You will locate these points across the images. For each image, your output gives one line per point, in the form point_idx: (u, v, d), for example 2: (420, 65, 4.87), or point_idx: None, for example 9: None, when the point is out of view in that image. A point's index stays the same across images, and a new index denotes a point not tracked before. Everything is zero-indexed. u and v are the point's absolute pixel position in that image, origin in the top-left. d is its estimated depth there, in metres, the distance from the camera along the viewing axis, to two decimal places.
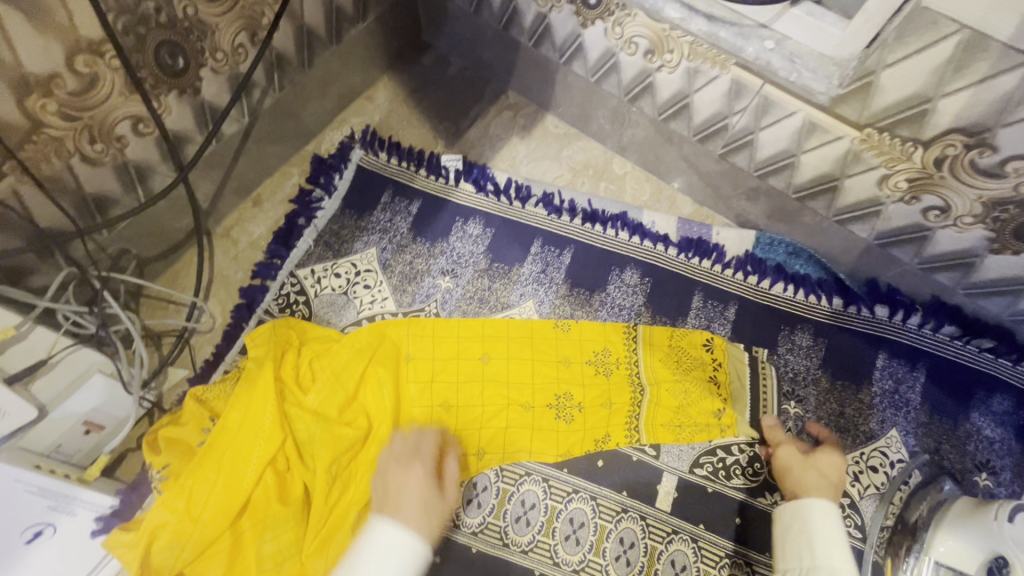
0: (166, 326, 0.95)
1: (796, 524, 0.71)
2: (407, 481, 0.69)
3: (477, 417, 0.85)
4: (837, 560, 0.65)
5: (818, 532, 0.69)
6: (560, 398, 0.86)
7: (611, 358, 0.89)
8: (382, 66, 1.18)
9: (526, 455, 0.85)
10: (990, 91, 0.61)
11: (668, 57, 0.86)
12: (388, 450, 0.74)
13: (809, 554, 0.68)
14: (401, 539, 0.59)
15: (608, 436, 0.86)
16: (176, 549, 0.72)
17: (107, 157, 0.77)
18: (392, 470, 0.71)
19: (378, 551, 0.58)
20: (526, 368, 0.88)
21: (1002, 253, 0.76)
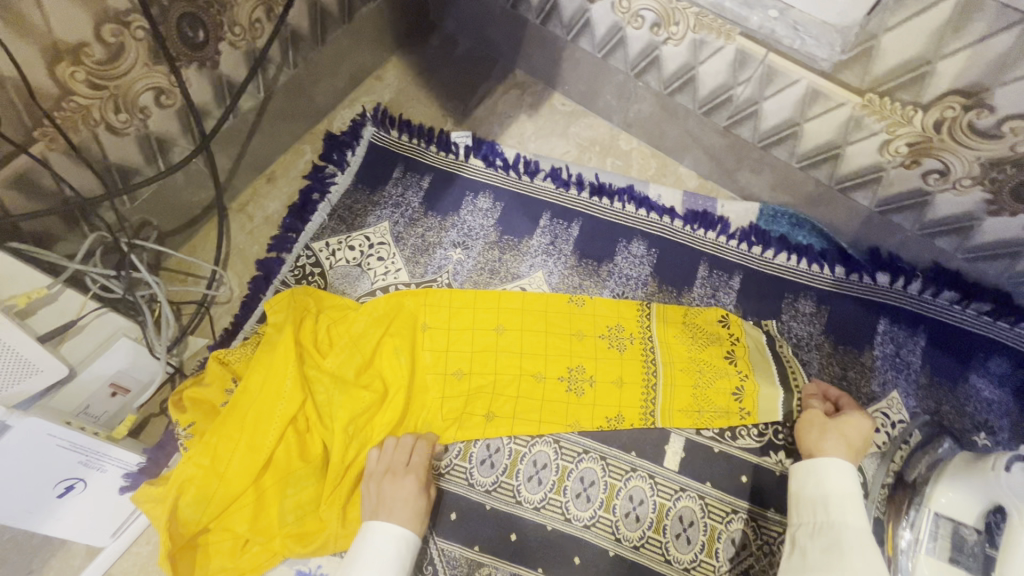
0: (186, 296, 0.97)
1: (814, 480, 0.72)
2: (402, 493, 0.75)
3: (489, 386, 0.87)
4: (853, 516, 0.67)
5: (832, 489, 0.70)
6: (572, 371, 0.88)
7: (625, 334, 0.91)
8: (392, 47, 1.20)
9: (538, 427, 0.86)
10: (987, 51, 0.63)
11: (673, 30, 0.88)
12: (381, 453, 0.80)
13: (824, 511, 0.69)
14: (392, 543, 0.72)
15: (620, 415, 0.87)
16: (203, 502, 0.75)
17: (131, 128, 0.80)
18: (386, 479, 0.77)
19: (370, 563, 0.70)
20: (539, 341, 0.90)
21: (1000, 215, 0.79)
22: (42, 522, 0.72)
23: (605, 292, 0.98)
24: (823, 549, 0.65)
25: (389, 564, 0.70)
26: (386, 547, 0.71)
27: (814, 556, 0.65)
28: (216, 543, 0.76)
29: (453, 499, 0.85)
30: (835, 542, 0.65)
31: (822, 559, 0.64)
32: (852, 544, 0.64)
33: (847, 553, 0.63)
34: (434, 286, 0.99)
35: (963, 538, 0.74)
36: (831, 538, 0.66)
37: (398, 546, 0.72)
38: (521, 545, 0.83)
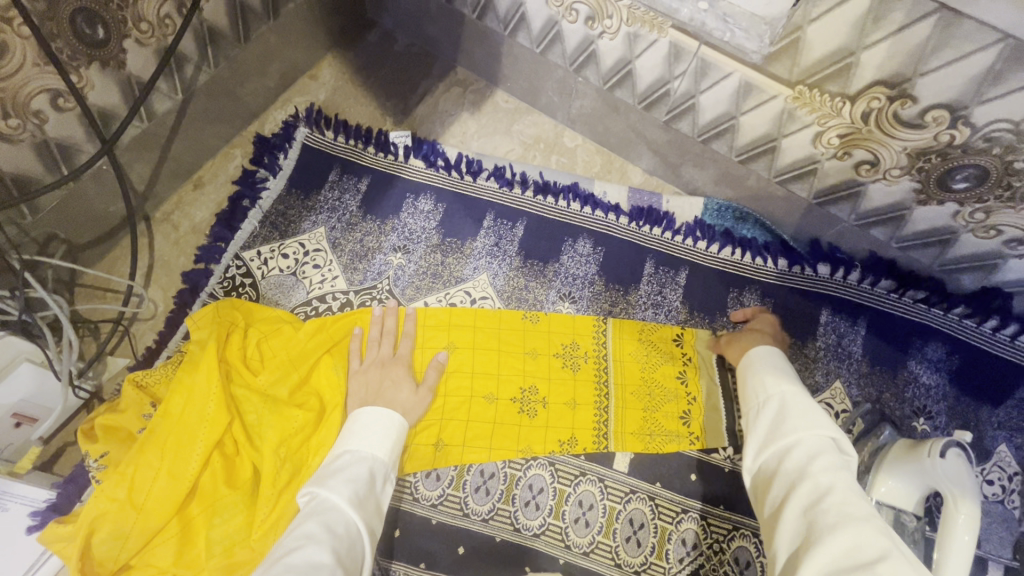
0: (104, 314, 0.90)
1: (758, 367, 0.75)
2: (390, 384, 0.80)
3: (437, 405, 0.84)
4: (786, 382, 0.71)
5: (777, 375, 0.73)
6: (524, 392, 0.86)
7: (580, 351, 0.90)
8: (326, 44, 1.15)
9: (487, 451, 0.83)
10: (906, 41, 0.63)
11: (608, 23, 0.87)
12: (365, 359, 0.84)
13: (763, 386, 0.72)
14: (386, 414, 0.74)
15: (574, 439, 0.84)
16: (120, 539, 0.69)
17: (24, 134, 0.73)
18: (374, 370, 0.82)
19: (362, 428, 0.72)
20: (491, 359, 0.88)
21: (929, 204, 0.80)
22: None
23: (552, 294, 0.96)
24: (769, 418, 0.68)
25: (381, 433, 0.72)
26: (379, 417, 0.73)
27: (764, 427, 0.67)
28: None
29: (396, 516, 0.82)
30: (779, 407, 0.68)
31: (770, 426, 0.67)
32: (801, 407, 0.66)
33: (793, 413, 0.65)
34: (374, 293, 0.94)
35: (904, 524, 0.77)
36: (781, 406, 0.67)
37: (391, 419, 0.74)
38: (471, 561, 0.80)
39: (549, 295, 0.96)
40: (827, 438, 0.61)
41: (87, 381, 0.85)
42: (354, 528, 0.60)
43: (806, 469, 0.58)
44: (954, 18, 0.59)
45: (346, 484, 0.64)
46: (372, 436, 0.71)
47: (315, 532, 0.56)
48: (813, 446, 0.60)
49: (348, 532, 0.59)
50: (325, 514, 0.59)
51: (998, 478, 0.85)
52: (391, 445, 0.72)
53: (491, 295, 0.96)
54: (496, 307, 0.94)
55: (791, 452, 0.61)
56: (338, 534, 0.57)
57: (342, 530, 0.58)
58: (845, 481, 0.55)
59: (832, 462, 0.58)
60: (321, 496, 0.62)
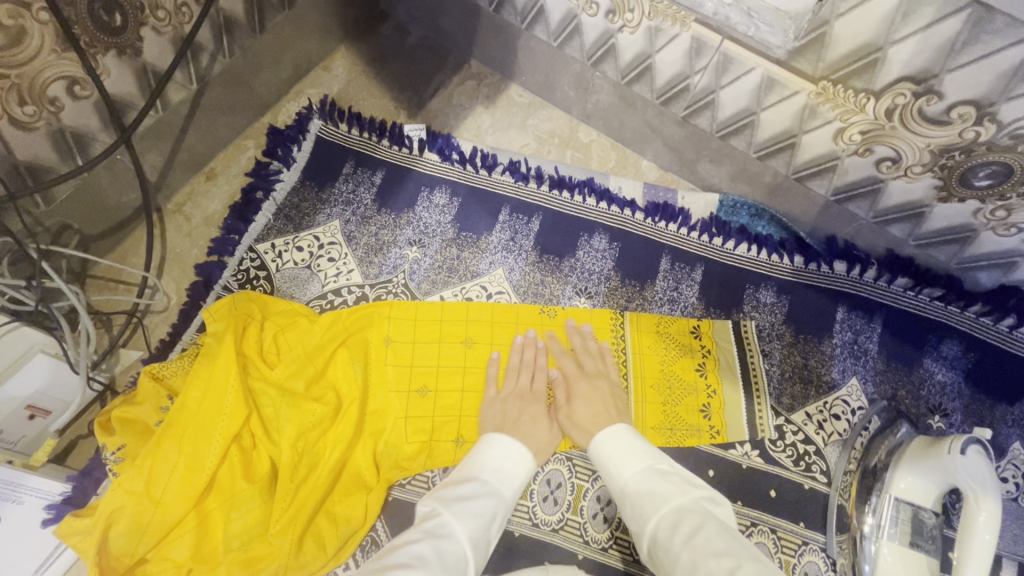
0: (117, 306, 0.89)
1: (602, 457, 0.68)
2: (528, 419, 0.77)
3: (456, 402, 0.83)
4: (626, 465, 0.65)
5: (618, 452, 0.67)
6: None
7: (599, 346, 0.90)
8: (339, 36, 1.14)
9: None
10: (936, 36, 0.63)
11: (629, 17, 0.86)
12: (503, 388, 0.82)
13: (613, 477, 0.66)
14: (523, 450, 0.69)
15: None
16: (137, 534, 0.69)
17: (40, 122, 0.72)
18: (515, 401, 0.80)
19: (496, 457, 0.68)
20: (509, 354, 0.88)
21: (950, 202, 0.80)
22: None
23: (568, 289, 0.96)
24: (631, 504, 0.62)
25: (510, 472, 0.67)
26: (513, 451, 0.68)
27: (630, 519, 0.61)
28: None
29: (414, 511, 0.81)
30: (635, 491, 0.62)
31: (635, 518, 0.60)
32: (653, 482, 0.62)
33: (651, 495, 0.60)
34: (390, 287, 0.94)
35: (922, 521, 0.79)
36: (636, 490, 0.62)
37: (525, 459, 0.68)
38: (487, 552, 0.80)
39: (565, 290, 0.96)
40: (679, 508, 0.57)
41: (100, 373, 0.84)
42: (465, 568, 0.55)
43: (676, 554, 0.53)
44: (985, 14, 0.59)
45: (469, 515, 0.59)
46: (506, 471, 0.67)
47: (425, 557, 0.52)
48: (674, 524, 0.55)
49: (458, 569, 0.54)
50: (440, 540, 0.55)
51: (1013, 476, 0.85)
52: (519, 485, 0.67)
53: (507, 290, 0.95)
54: (512, 301, 0.93)
55: (659, 539, 0.56)
56: (450, 568, 0.53)
57: (453, 564, 0.53)
58: (712, 555, 0.50)
59: (699, 537, 0.53)
60: (441, 518, 0.58)
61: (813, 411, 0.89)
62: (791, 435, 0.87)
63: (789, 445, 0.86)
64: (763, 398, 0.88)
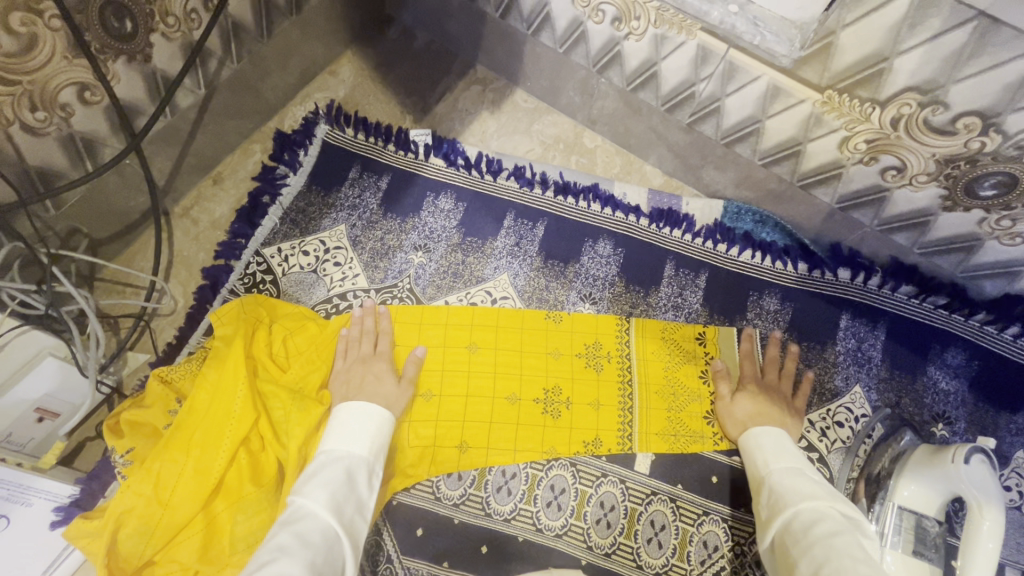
0: (124, 309, 0.90)
1: (751, 448, 0.79)
2: (373, 379, 0.79)
3: (460, 406, 0.85)
4: (777, 464, 0.75)
5: (773, 447, 0.77)
6: (547, 393, 0.86)
7: (603, 352, 0.90)
8: (346, 40, 1.15)
9: (511, 452, 0.83)
10: (942, 47, 0.63)
11: (635, 25, 0.86)
12: (346, 357, 0.82)
13: (765, 469, 0.76)
14: (369, 408, 0.73)
15: (598, 440, 0.85)
16: (145, 536, 0.69)
17: (51, 127, 0.73)
18: (356, 366, 0.81)
19: (341, 428, 0.71)
20: (514, 359, 0.88)
21: (955, 211, 0.80)
22: None
23: (572, 294, 0.96)
24: (770, 498, 0.71)
25: (360, 432, 0.71)
26: (361, 414, 0.73)
27: (767, 506, 0.70)
28: None
29: (419, 514, 0.82)
30: (778, 486, 0.71)
31: (770, 510, 0.69)
32: (800, 483, 0.70)
33: (792, 491, 0.69)
34: (395, 292, 0.94)
35: (925, 528, 0.79)
36: (781, 484, 0.71)
37: (373, 415, 0.73)
38: (491, 556, 0.80)
39: (569, 295, 0.96)
40: (817, 506, 0.65)
41: (108, 376, 0.84)
42: (330, 535, 0.57)
43: (807, 544, 0.60)
44: (992, 26, 0.59)
45: (321, 488, 0.62)
46: (350, 436, 0.70)
47: (289, 546, 0.54)
48: (811, 520, 0.63)
49: (323, 540, 0.56)
50: (299, 522, 0.58)
51: (1016, 484, 0.85)
52: (373, 444, 0.71)
53: (511, 295, 0.96)
54: (517, 306, 0.94)
55: (793, 525, 0.64)
56: (310, 542, 0.55)
57: (316, 537, 0.56)
58: (839, 548, 0.57)
59: (831, 529, 0.60)
60: (297, 502, 0.61)
61: (817, 418, 0.89)
62: (795, 442, 0.87)
63: None
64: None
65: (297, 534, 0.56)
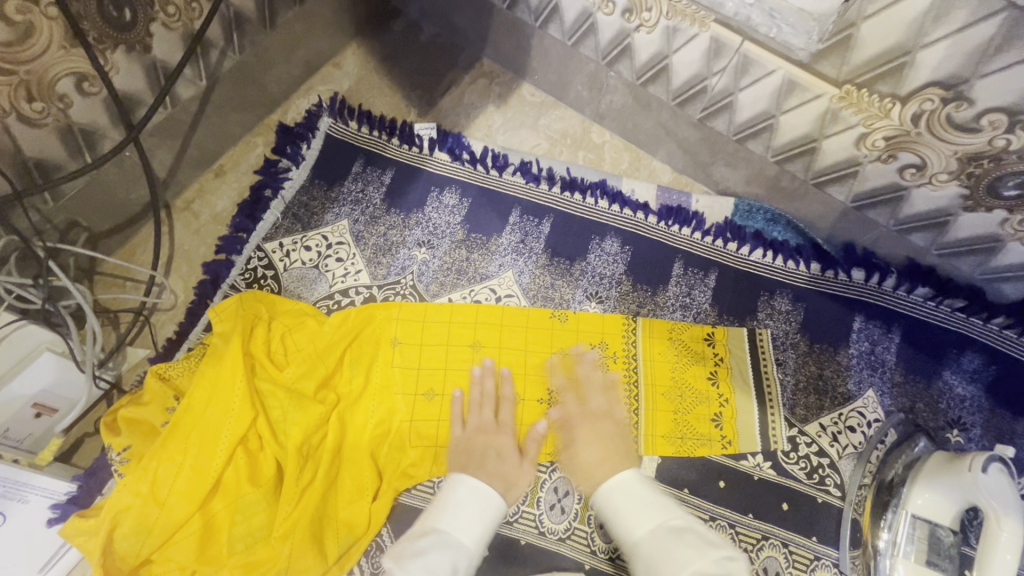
0: (123, 304, 0.89)
1: (603, 504, 0.67)
2: (494, 456, 0.74)
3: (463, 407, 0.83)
4: (631, 521, 0.64)
5: (625, 501, 0.66)
6: (551, 394, 0.85)
7: (609, 352, 0.88)
8: (350, 32, 1.13)
9: None
10: (968, 40, 0.61)
11: (646, 16, 0.84)
12: (467, 423, 0.78)
13: (625, 532, 0.64)
14: (488, 493, 0.66)
15: None
16: (140, 535, 0.68)
17: (49, 118, 0.71)
18: (478, 437, 0.76)
19: (456, 502, 0.66)
20: (519, 358, 0.86)
21: (976, 211, 0.77)
22: None
23: (579, 293, 0.94)
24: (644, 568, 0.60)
25: (470, 518, 0.65)
26: (476, 495, 0.66)
27: None
28: None
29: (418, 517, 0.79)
30: (648, 554, 0.61)
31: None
32: (670, 543, 0.61)
33: (661, 559, 0.59)
34: (398, 289, 0.93)
35: (939, 538, 0.77)
36: (651, 552, 0.61)
37: (490, 502, 0.66)
38: (492, 559, 0.78)
39: (575, 294, 0.94)
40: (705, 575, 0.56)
41: (107, 371, 0.83)
42: None
43: None
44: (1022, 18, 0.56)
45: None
46: (463, 517, 0.65)
47: None
48: None
49: None
50: None
51: None
52: (484, 531, 0.65)
53: (516, 294, 0.94)
54: (522, 305, 0.92)
55: None
56: None
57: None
58: None
59: None
60: None
61: (828, 423, 0.86)
62: (805, 447, 0.85)
63: (802, 457, 0.84)
64: (777, 410, 0.86)
65: None
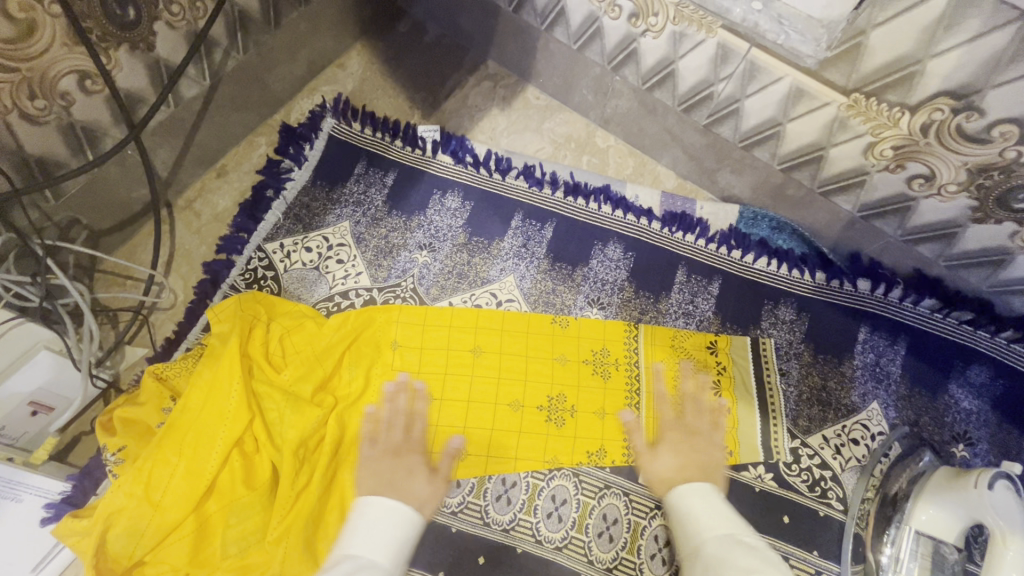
0: (123, 302, 0.88)
1: (677, 506, 0.68)
2: (405, 474, 0.68)
3: (461, 413, 0.82)
4: (708, 529, 0.64)
5: (702, 508, 0.66)
6: (551, 400, 0.84)
7: (611, 359, 0.87)
8: (355, 33, 1.13)
9: (512, 461, 0.81)
10: (980, 50, 0.60)
11: (653, 21, 0.83)
12: (376, 441, 0.73)
13: (694, 533, 0.65)
14: (399, 508, 0.63)
15: (602, 451, 0.82)
16: (135, 536, 0.68)
17: (50, 116, 0.71)
18: (388, 456, 0.71)
19: (365, 523, 0.62)
20: (519, 364, 0.86)
21: (985, 223, 0.76)
22: None
23: (580, 299, 0.93)
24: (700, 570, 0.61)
25: (385, 535, 0.61)
26: (388, 513, 0.63)
27: None
28: None
29: None
30: (709, 558, 0.61)
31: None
32: (736, 552, 0.60)
33: (725, 565, 0.59)
34: (398, 291, 0.92)
35: (943, 556, 0.75)
36: (715, 554, 0.61)
37: (403, 520, 0.62)
38: (487, 567, 0.78)
39: (577, 299, 0.93)
40: None
41: (104, 370, 0.83)
42: None
43: None
44: None
45: None
46: (375, 537, 0.61)
47: None
48: None
49: None
50: None
51: None
52: (397, 550, 0.61)
53: (517, 298, 0.93)
54: (523, 310, 0.91)
55: None
56: None
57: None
58: None
59: None
60: None
61: (831, 435, 0.85)
62: (807, 459, 0.84)
63: (804, 469, 0.83)
64: (779, 421, 0.85)
65: None
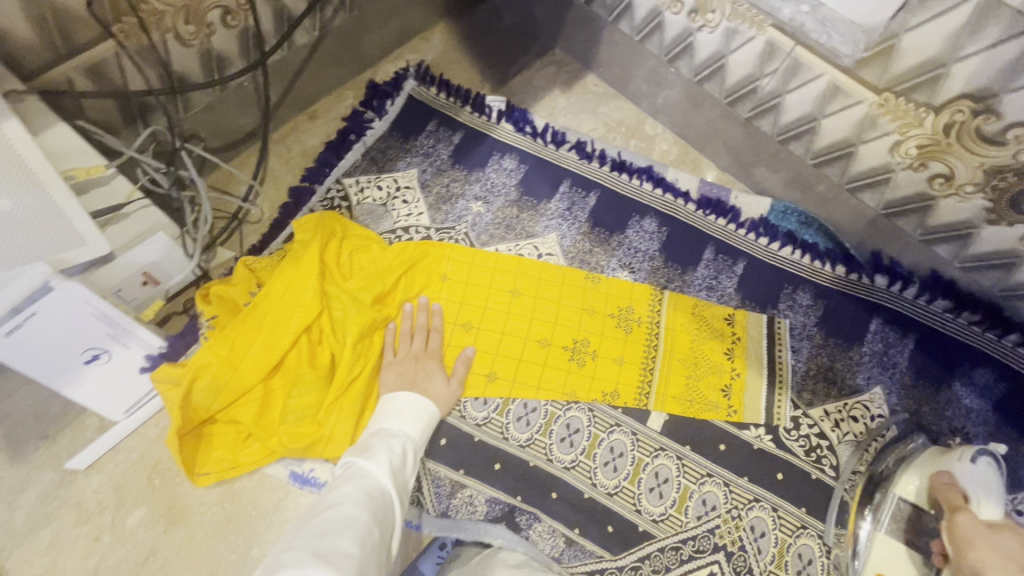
0: (219, 210, 1.03)
1: None
2: (424, 375, 0.85)
3: (495, 341, 0.92)
4: None
5: None
6: (576, 343, 0.93)
7: (634, 316, 0.96)
8: (441, 12, 1.26)
9: (535, 389, 0.91)
10: (999, 57, 0.67)
11: (710, 17, 0.93)
12: (399, 350, 0.88)
13: None
14: (422, 401, 0.80)
15: (616, 392, 0.91)
16: (217, 389, 0.81)
17: (196, 41, 0.87)
18: (409, 362, 0.86)
19: (395, 409, 0.78)
20: (551, 309, 0.96)
21: (998, 225, 0.82)
22: (68, 381, 0.76)
23: (613, 262, 1.03)
24: None
25: (411, 418, 0.78)
26: (413, 405, 0.79)
27: None
28: (220, 433, 0.83)
29: (444, 427, 0.89)
30: None
31: None
32: None
33: None
34: (452, 233, 1.03)
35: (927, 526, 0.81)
36: None
37: (424, 408, 0.80)
38: (504, 475, 0.88)
39: (610, 262, 1.03)
40: None
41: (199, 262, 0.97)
42: (387, 494, 0.63)
43: None
44: None
45: (383, 454, 0.68)
46: (403, 417, 0.77)
47: (353, 495, 0.59)
48: None
49: (381, 496, 0.62)
50: (361, 480, 0.63)
51: None
52: (419, 427, 0.78)
53: (556, 253, 1.03)
54: (561, 264, 1.01)
55: None
56: (374, 496, 0.61)
57: (377, 493, 0.62)
58: None
59: None
60: (357, 464, 0.66)
61: (832, 410, 0.91)
62: (807, 427, 0.90)
63: (802, 436, 0.89)
64: (784, 391, 0.92)
65: (360, 485, 0.62)
